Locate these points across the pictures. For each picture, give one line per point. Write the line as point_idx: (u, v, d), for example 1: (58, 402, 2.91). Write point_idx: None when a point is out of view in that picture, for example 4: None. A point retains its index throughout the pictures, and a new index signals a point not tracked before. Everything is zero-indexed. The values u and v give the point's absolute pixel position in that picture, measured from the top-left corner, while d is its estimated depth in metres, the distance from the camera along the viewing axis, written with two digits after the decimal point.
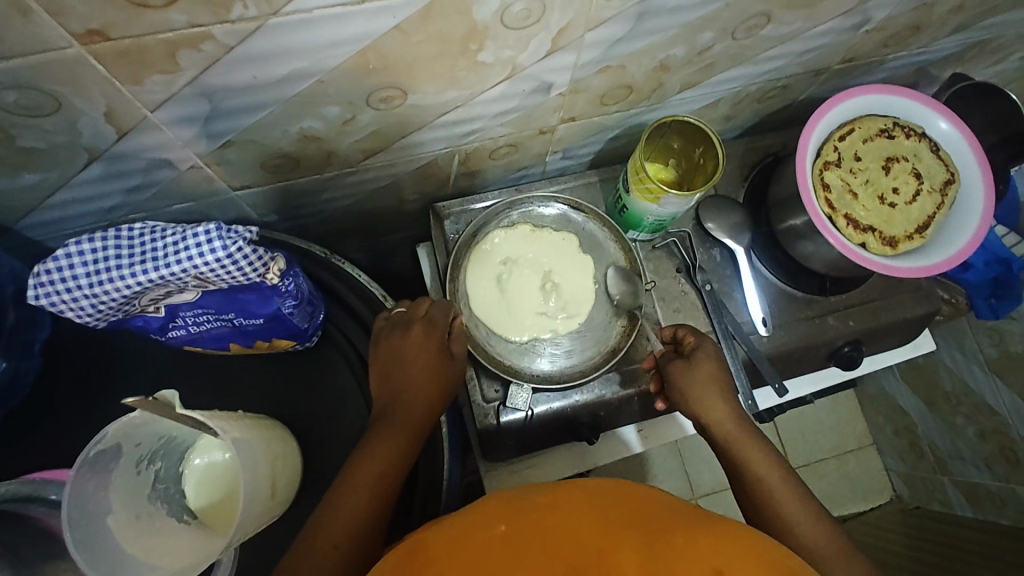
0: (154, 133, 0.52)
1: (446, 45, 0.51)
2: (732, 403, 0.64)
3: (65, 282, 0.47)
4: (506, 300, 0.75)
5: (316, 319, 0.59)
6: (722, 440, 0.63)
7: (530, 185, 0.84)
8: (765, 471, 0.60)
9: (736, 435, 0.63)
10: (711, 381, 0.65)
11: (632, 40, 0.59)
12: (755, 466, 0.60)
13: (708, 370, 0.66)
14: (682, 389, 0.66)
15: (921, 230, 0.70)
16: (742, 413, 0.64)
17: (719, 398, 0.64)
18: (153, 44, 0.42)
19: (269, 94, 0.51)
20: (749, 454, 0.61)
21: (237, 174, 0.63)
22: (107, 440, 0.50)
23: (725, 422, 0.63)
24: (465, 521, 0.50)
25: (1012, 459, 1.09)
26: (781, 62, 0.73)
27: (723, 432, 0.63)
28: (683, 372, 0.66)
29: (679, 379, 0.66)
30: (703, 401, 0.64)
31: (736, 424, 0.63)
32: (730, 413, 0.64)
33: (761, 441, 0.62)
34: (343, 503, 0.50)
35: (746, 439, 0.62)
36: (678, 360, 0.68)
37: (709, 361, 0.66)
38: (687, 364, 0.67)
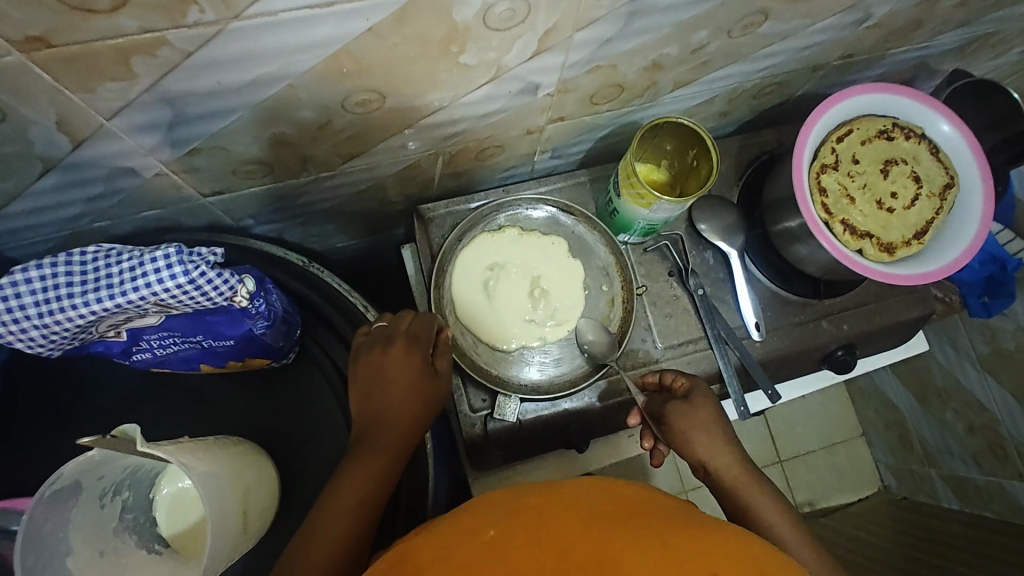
0: (114, 141, 0.49)
1: (425, 47, 0.48)
2: (734, 447, 0.63)
3: (13, 313, 0.47)
4: (493, 306, 0.73)
5: (291, 337, 0.61)
6: (728, 487, 0.61)
7: (518, 186, 0.81)
8: (774, 518, 0.58)
9: (742, 480, 0.61)
10: (711, 424, 0.63)
11: (623, 39, 0.56)
12: (762, 511, 0.58)
13: (707, 413, 0.64)
14: (681, 432, 0.64)
15: (919, 236, 0.68)
16: (745, 458, 0.63)
17: (720, 440, 0.63)
18: (103, 51, 0.39)
19: (236, 99, 0.48)
20: (759, 502, 0.59)
21: (207, 181, 0.60)
22: (64, 478, 0.48)
23: (729, 467, 0.62)
24: (454, 526, 0.46)
25: (999, 455, 1.09)
26: (778, 59, 0.71)
27: (727, 476, 0.61)
28: (682, 415, 0.64)
29: (677, 422, 0.64)
30: (705, 444, 0.63)
31: (740, 469, 0.62)
32: (732, 456, 0.62)
33: (765, 485, 0.61)
34: (325, 571, 0.47)
35: (753, 485, 0.61)
36: (674, 401, 0.66)
37: (706, 403, 0.65)
38: (685, 405, 0.65)
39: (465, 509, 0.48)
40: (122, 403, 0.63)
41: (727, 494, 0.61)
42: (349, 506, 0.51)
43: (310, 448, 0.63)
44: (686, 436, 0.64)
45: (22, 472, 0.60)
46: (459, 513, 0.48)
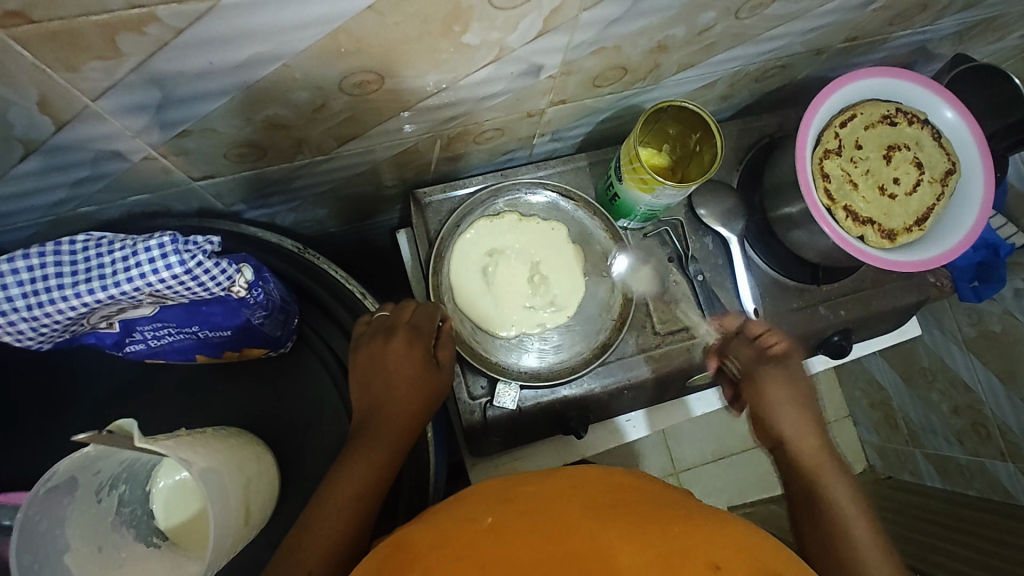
0: (100, 123, 0.46)
1: (426, 25, 0.46)
2: (814, 424, 0.64)
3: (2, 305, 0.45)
4: (493, 292, 0.72)
5: (289, 327, 0.60)
6: (803, 463, 0.61)
7: (516, 170, 0.79)
8: (843, 504, 0.57)
9: (818, 460, 0.61)
10: (795, 391, 0.65)
11: (630, 19, 0.54)
12: (833, 495, 0.58)
13: (795, 379, 0.67)
14: (763, 389, 0.66)
15: (920, 222, 0.68)
16: (825, 442, 0.63)
17: (803, 410, 0.64)
18: (87, 27, 0.36)
19: (227, 80, 0.46)
20: (831, 478, 0.59)
21: (199, 164, 0.57)
22: (58, 475, 0.47)
23: (808, 443, 0.62)
24: (444, 517, 0.43)
25: (982, 435, 1.11)
26: (782, 42, 0.69)
27: (801, 450, 0.62)
28: (767, 374, 0.66)
29: (761, 383, 0.66)
30: (789, 407, 0.64)
31: (820, 447, 0.62)
32: (813, 433, 0.63)
33: (843, 472, 0.60)
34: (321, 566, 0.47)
35: (828, 465, 0.60)
36: (767, 357, 0.68)
37: (796, 368, 0.67)
38: (776, 365, 0.67)
39: (456, 502, 0.46)
40: (115, 393, 0.62)
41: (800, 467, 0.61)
42: (347, 499, 0.50)
43: (309, 436, 0.63)
44: (764, 399, 0.65)
45: (15, 463, 0.59)
46: (449, 503, 0.46)
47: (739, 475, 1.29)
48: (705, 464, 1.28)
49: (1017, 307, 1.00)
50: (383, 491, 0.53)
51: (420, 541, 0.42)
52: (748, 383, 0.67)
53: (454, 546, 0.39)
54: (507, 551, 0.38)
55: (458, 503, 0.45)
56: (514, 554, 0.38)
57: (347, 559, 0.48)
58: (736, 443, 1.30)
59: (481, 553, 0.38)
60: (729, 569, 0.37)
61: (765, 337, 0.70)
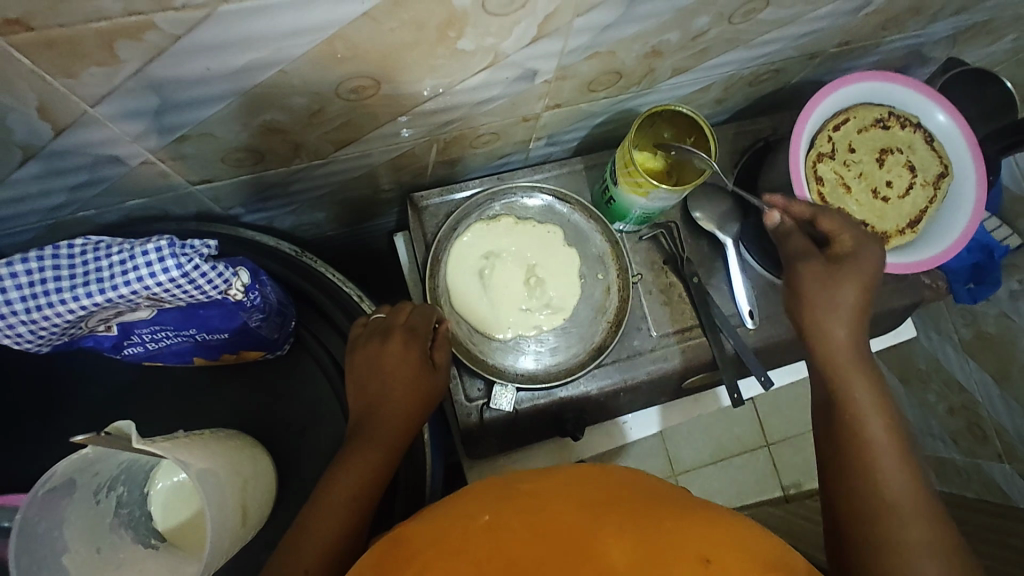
0: (99, 129, 0.47)
1: (421, 31, 0.46)
2: (855, 328, 0.59)
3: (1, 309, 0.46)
4: (489, 295, 0.72)
5: (285, 329, 0.60)
6: (828, 366, 0.58)
7: (512, 174, 0.80)
8: (867, 408, 0.55)
9: (846, 363, 0.57)
10: (845, 296, 0.59)
11: (624, 25, 0.55)
12: (858, 397, 0.55)
13: (866, 276, 0.59)
14: (806, 292, 0.60)
15: (912, 225, 0.69)
16: (860, 347, 0.59)
17: (843, 312, 0.59)
18: (86, 34, 0.37)
19: (224, 86, 0.46)
20: (855, 385, 0.56)
21: (197, 169, 0.58)
22: (57, 477, 0.47)
23: (840, 345, 0.58)
24: (442, 513, 0.44)
25: (980, 435, 1.10)
26: (776, 46, 0.70)
27: (828, 354, 0.58)
28: (822, 274, 0.59)
29: (807, 277, 0.60)
30: (828, 309, 0.59)
31: (853, 352, 0.58)
32: (850, 333, 0.58)
33: (873, 378, 0.57)
34: (318, 565, 0.47)
35: (860, 374, 0.57)
36: (818, 259, 0.60)
37: (859, 273, 0.59)
38: (828, 267, 0.60)
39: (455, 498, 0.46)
40: (113, 396, 0.62)
41: (829, 370, 0.58)
42: (343, 498, 0.51)
43: (306, 438, 0.63)
44: (802, 294, 0.60)
45: (15, 466, 0.59)
46: (448, 499, 0.46)
47: (738, 476, 1.29)
48: (704, 466, 1.29)
49: (1013, 309, 1.01)
50: (379, 493, 0.53)
51: (416, 538, 0.42)
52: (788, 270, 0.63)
53: (449, 541, 0.40)
54: (501, 546, 0.39)
55: (454, 501, 0.45)
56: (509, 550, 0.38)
57: (343, 559, 0.49)
58: (734, 445, 1.30)
59: (475, 549, 0.39)
60: (720, 562, 0.37)
61: (828, 224, 0.62)
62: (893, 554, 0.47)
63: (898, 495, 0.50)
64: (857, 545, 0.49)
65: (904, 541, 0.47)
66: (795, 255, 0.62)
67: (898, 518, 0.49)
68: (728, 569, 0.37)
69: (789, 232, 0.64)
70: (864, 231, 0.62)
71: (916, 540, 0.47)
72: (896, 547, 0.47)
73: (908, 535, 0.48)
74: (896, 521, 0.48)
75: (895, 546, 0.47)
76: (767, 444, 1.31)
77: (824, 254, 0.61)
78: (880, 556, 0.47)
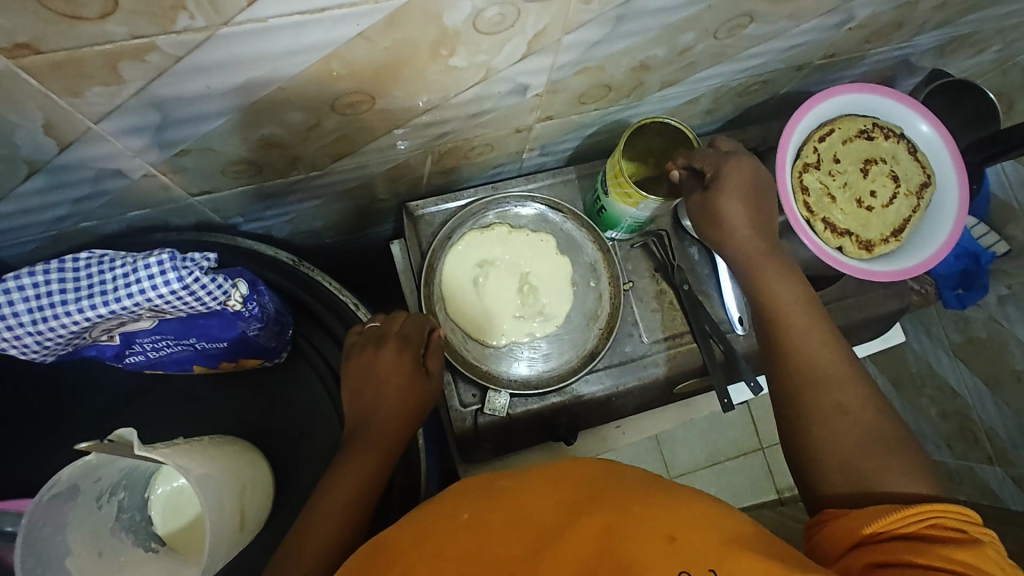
0: (102, 144, 0.48)
1: (414, 49, 0.48)
2: (762, 227, 0.61)
3: (9, 322, 0.47)
4: (484, 302, 0.74)
5: (283, 338, 0.62)
6: (744, 266, 0.62)
7: (506, 184, 0.82)
8: (783, 297, 0.59)
9: (761, 261, 0.61)
10: (739, 207, 0.61)
11: (612, 41, 0.56)
12: (771, 288, 0.60)
13: (743, 184, 0.61)
14: (702, 223, 0.63)
15: (896, 233, 0.71)
16: (772, 241, 0.62)
17: (745, 218, 0.61)
18: (91, 56, 0.38)
19: (224, 102, 0.48)
20: (773, 283, 0.60)
21: (196, 181, 0.59)
22: (61, 483, 0.49)
23: (751, 245, 0.61)
24: (430, 514, 0.44)
25: (971, 439, 1.11)
26: (762, 59, 0.72)
27: (744, 254, 0.61)
28: (707, 208, 0.61)
29: (699, 218, 0.63)
30: (731, 224, 0.61)
31: (762, 248, 0.61)
32: (756, 230, 0.61)
33: (782, 266, 0.60)
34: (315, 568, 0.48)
35: (776, 270, 0.60)
36: (698, 194, 0.62)
37: (730, 191, 0.60)
38: (706, 197, 0.62)
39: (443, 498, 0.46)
40: (115, 404, 0.63)
41: (747, 271, 0.62)
42: (340, 503, 0.52)
43: (303, 445, 0.65)
44: (705, 231, 0.63)
45: (20, 473, 0.61)
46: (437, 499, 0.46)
47: (733, 480, 1.30)
48: (699, 470, 1.30)
49: (1001, 314, 1.02)
50: (375, 496, 0.55)
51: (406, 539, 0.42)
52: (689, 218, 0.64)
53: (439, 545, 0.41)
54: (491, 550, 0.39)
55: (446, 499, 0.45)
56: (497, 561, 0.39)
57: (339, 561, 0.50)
58: (729, 449, 1.32)
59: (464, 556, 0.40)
60: (684, 540, 0.39)
61: (699, 158, 0.63)
62: (820, 421, 0.53)
63: (822, 369, 0.55)
64: (793, 421, 0.55)
65: (827, 411, 0.53)
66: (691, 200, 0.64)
67: (822, 393, 0.54)
68: (693, 546, 0.39)
69: (685, 179, 0.64)
70: (728, 149, 0.63)
71: (840, 407, 0.53)
72: (822, 417, 0.53)
73: (830, 405, 0.53)
74: (820, 396, 0.54)
75: (820, 413, 0.53)
76: (762, 447, 1.32)
77: (705, 181, 0.62)
78: (810, 426, 0.53)
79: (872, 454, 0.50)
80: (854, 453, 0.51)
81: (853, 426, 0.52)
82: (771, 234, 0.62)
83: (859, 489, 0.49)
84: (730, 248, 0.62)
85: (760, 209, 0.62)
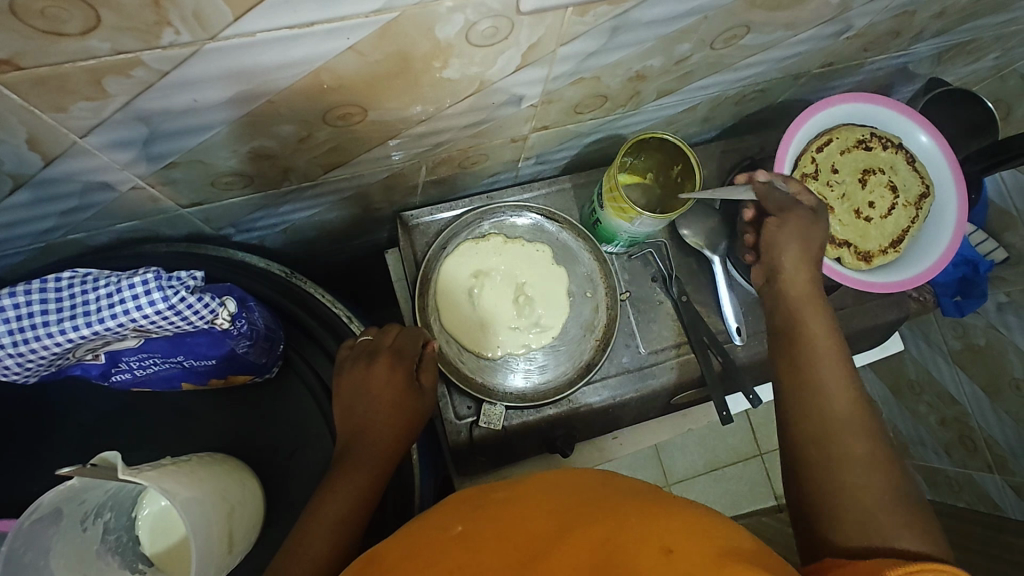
0: (88, 158, 0.47)
1: (407, 62, 0.47)
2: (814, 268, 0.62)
3: None
4: (478, 313, 0.73)
5: (274, 354, 0.61)
6: (788, 298, 0.60)
7: (501, 193, 0.81)
8: (818, 332, 0.57)
9: (803, 299, 0.60)
10: (813, 238, 0.62)
11: (607, 52, 0.56)
12: (810, 323, 0.58)
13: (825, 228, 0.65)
14: (786, 230, 0.62)
15: (895, 244, 0.70)
16: (817, 283, 0.61)
17: (810, 255, 0.62)
18: (74, 72, 0.38)
19: (212, 116, 0.47)
20: (812, 318, 0.58)
21: (186, 193, 0.58)
22: (45, 507, 0.48)
23: (801, 279, 0.61)
24: (421, 528, 0.44)
25: (969, 446, 1.10)
26: (760, 68, 0.71)
27: (791, 286, 0.61)
28: (809, 223, 0.62)
29: (787, 221, 0.62)
30: (799, 254, 0.61)
31: (809, 288, 0.61)
32: (806, 268, 0.61)
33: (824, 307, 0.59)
34: None
35: (815, 309, 0.59)
36: (802, 208, 0.63)
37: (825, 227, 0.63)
38: (809, 216, 0.63)
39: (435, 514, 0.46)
40: (104, 418, 0.62)
41: (789, 302, 0.60)
42: (328, 525, 0.51)
43: (295, 461, 0.64)
44: (781, 240, 0.61)
45: (8, 488, 0.60)
46: (425, 517, 0.46)
47: (732, 487, 1.29)
48: (697, 476, 1.29)
49: (1001, 322, 1.02)
50: (364, 519, 0.53)
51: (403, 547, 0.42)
52: (773, 217, 0.63)
53: (425, 553, 0.40)
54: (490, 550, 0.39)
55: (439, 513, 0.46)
56: (476, 565, 0.38)
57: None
58: (727, 455, 1.31)
59: (447, 558, 0.39)
60: (682, 551, 0.36)
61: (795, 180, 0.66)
62: (838, 466, 0.50)
63: (845, 414, 0.52)
64: (806, 461, 0.52)
65: (847, 457, 0.50)
66: (783, 206, 0.63)
67: (840, 438, 0.51)
68: (691, 560, 0.36)
69: (772, 185, 0.65)
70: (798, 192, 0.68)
71: (857, 456, 0.50)
72: (841, 462, 0.50)
73: (848, 452, 0.51)
74: (838, 442, 0.51)
75: (840, 459, 0.50)
76: (760, 454, 1.31)
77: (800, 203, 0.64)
78: (828, 470, 0.50)
79: (884, 510, 0.48)
80: (865, 506, 0.48)
81: (874, 478, 0.49)
82: (820, 278, 0.62)
83: (868, 544, 0.47)
84: (785, 272, 0.61)
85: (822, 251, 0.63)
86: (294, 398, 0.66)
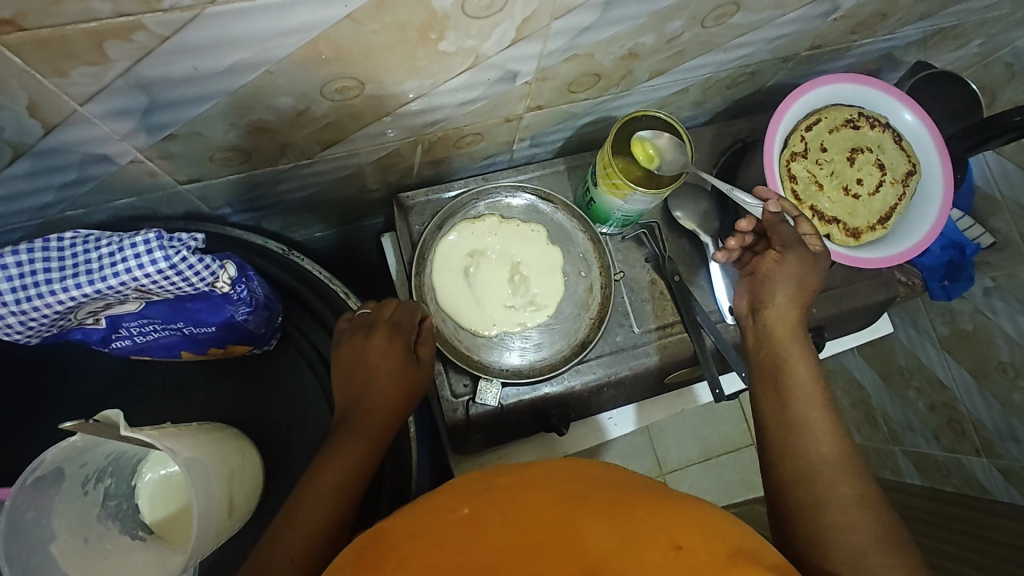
0: (88, 127, 0.48)
1: (403, 34, 0.48)
2: (798, 306, 0.63)
3: None
4: (474, 292, 0.74)
5: (273, 324, 0.61)
6: (770, 338, 0.62)
7: (496, 175, 0.82)
8: (799, 372, 0.59)
9: (790, 339, 0.61)
10: (801, 279, 0.63)
11: (600, 27, 0.57)
12: (791, 363, 0.59)
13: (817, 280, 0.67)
14: (781, 269, 0.64)
15: (883, 221, 0.72)
16: (803, 323, 0.63)
17: (799, 295, 0.63)
18: (76, 35, 0.38)
19: (212, 86, 0.48)
20: (794, 359, 0.60)
21: (184, 167, 0.59)
22: (46, 464, 0.50)
23: (783, 319, 0.62)
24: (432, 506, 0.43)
25: (958, 430, 1.12)
26: (750, 49, 0.72)
27: (773, 324, 0.62)
28: (806, 269, 0.63)
29: (786, 260, 0.64)
30: (787, 294, 0.63)
31: (791, 328, 0.62)
32: (789, 308, 0.63)
33: (805, 347, 0.61)
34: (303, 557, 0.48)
35: (798, 348, 0.61)
36: (801, 250, 0.64)
37: (819, 274, 0.64)
38: (807, 260, 0.64)
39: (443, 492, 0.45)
40: (103, 393, 0.63)
41: (769, 341, 0.62)
42: (325, 493, 0.51)
43: (292, 437, 0.64)
44: (776, 276, 0.64)
45: (7, 461, 0.60)
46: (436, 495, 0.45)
47: (725, 474, 1.30)
48: (692, 464, 1.30)
49: (987, 306, 1.04)
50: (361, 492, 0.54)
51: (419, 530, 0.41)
52: (774, 251, 0.65)
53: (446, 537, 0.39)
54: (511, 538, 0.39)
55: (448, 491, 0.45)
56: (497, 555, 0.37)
57: (328, 546, 0.49)
58: (721, 443, 1.32)
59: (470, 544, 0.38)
60: (690, 549, 0.38)
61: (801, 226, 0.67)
62: (818, 503, 0.51)
63: (826, 454, 0.53)
64: (790, 497, 0.53)
65: (832, 495, 0.51)
66: (784, 240, 0.65)
67: (822, 479, 0.52)
68: (697, 555, 0.38)
69: (782, 220, 0.66)
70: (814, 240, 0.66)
71: (839, 494, 0.51)
72: (820, 502, 0.51)
73: (831, 492, 0.51)
74: (819, 480, 0.52)
75: (822, 499, 0.51)
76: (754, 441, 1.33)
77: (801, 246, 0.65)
78: (812, 508, 0.51)
79: (873, 548, 0.48)
80: (853, 541, 0.48)
81: (858, 517, 0.50)
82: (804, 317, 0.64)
83: None
84: (768, 310, 0.63)
85: (815, 292, 0.65)
86: (291, 373, 0.66)
